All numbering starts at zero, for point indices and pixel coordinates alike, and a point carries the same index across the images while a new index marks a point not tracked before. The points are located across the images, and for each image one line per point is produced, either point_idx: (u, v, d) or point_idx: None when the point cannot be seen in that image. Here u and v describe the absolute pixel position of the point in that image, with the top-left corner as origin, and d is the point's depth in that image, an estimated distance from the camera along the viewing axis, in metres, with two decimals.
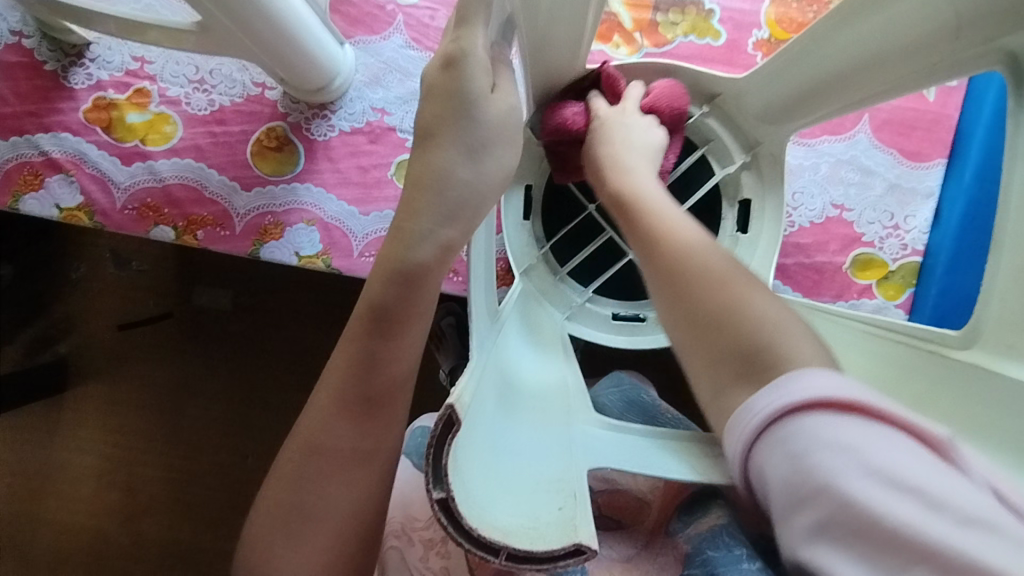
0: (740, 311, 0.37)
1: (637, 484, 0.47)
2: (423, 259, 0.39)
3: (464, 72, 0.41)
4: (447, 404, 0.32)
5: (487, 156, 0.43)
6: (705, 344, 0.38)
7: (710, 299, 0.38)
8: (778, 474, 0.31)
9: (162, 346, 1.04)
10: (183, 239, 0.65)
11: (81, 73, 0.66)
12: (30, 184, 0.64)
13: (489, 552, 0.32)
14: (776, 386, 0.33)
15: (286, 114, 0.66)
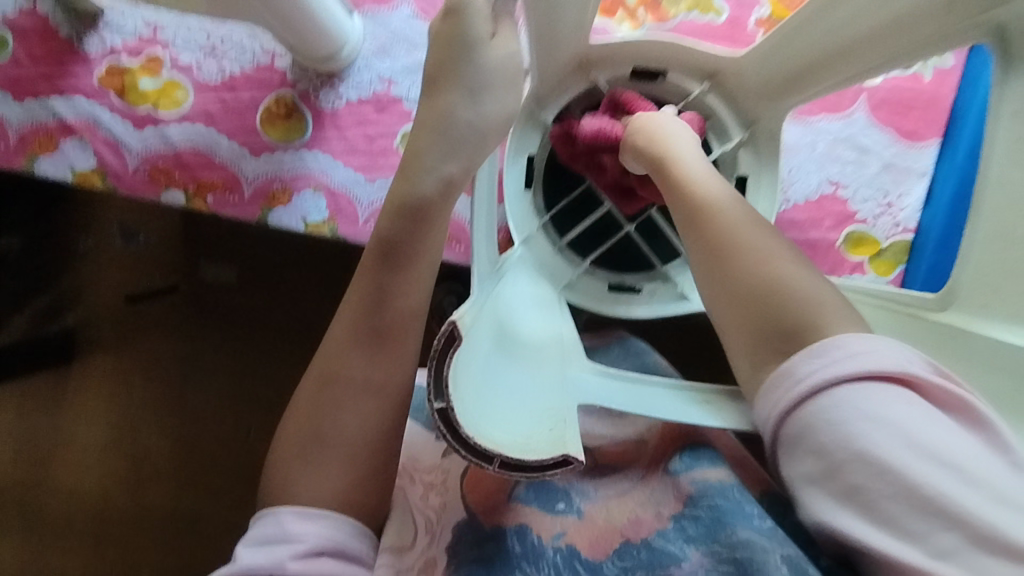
0: (784, 285, 0.40)
1: (632, 431, 0.49)
2: (427, 194, 0.44)
3: (464, 22, 0.44)
4: (446, 322, 0.36)
5: (486, 98, 0.46)
6: (749, 320, 0.40)
7: (753, 274, 0.41)
8: (813, 439, 0.35)
9: (168, 319, 1.07)
10: (193, 203, 0.67)
11: (95, 38, 0.67)
12: (44, 146, 0.66)
13: (484, 460, 0.37)
14: (822, 350, 0.36)
15: (295, 83, 0.67)
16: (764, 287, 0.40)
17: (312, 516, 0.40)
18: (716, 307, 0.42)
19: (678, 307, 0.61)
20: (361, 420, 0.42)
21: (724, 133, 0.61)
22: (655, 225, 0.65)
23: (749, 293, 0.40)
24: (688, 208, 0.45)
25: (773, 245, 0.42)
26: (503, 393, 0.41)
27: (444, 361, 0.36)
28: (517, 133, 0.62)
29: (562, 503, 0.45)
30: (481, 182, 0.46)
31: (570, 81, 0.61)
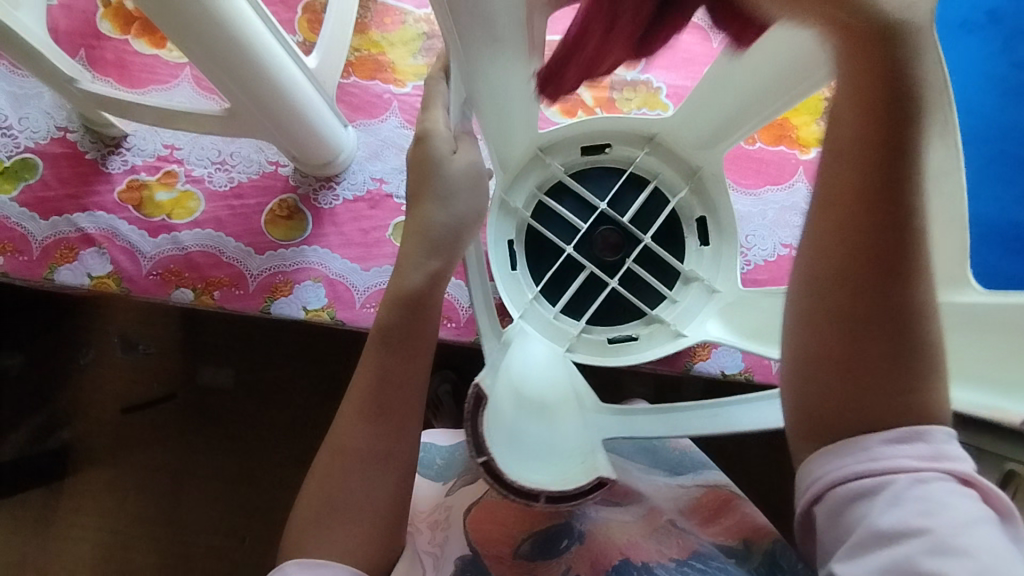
0: (906, 354, 0.35)
1: (639, 482, 0.57)
2: (416, 285, 0.48)
3: (431, 144, 0.51)
4: (474, 385, 0.45)
5: (455, 202, 0.51)
6: (855, 396, 0.36)
7: (882, 357, 0.35)
8: (875, 511, 0.34)
9: (165, 427, 1.08)
10: (201, 299, 0.73)
11: (118, 160, 0.75)
12: (65, 257, 0.72)
13: (531, 498, 0.45)
14: (913, 437, 0.35)
15: (296, 187, 0.75)
16: (893, 352, 0.35)
17: (313, 564, 0.41)
18: (821, 366, 0.36)
19: (677, 344, 0.66)
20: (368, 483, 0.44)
21: (673, 184, 0.69)
22: (636, 274, 0.70)
23: (872, 357, 0.35)
24: (864, 233, 0.34)
25: (918, 301, 0.36)
26: (533, 439, 0.49)
27: (478, 420, 0.45)
28: (495, 220, 0.68)
29: (566, 538, 0.50)
30: (470, 263, 0.54)
31: (528, 168, 0.69)
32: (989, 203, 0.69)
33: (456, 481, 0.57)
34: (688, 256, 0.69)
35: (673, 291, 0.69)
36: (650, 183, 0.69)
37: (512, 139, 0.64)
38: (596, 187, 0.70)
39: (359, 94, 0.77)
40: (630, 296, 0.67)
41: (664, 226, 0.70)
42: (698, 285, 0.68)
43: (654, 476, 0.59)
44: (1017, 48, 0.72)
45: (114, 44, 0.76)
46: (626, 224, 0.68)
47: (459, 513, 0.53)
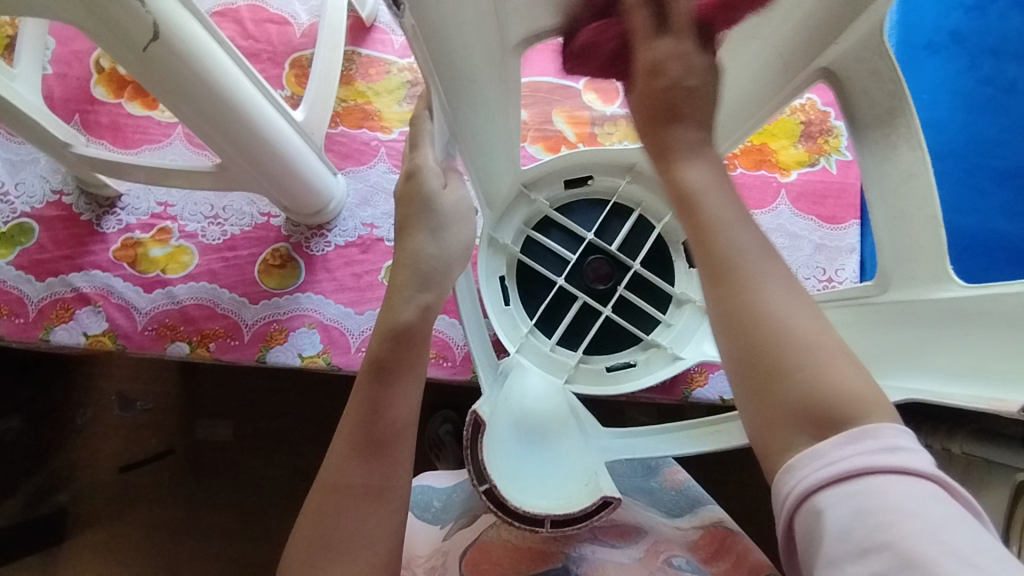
0: (810, 360, 0.35)
1: (637, 519, 0.56)
2: (408, 319, 0.47)
3: (421, 178, 0.49)
4: (472, 410, 0.48)
5: (447, 235, 0.51)
6: (775, 410, 0.35)
7: (793, 366, 0.35)
8: (837, 522, 0.31)
9: (164, 483, 1.07)
10: (197, 352, 0.73)
11: (112, 219, 0.76)
12: (61, 317, 0.73)
13: (537, 523, 0.47)
14: (857, 436, 0.32)
15: (288, 236, 0.76)
16: (776, 359, 0.35)
17: None
18: (744, 391, 0.36)
19: (674, 367, 0.67)
20: (362, 517, 0.44)
21: (658, 211, 0.70)
22: (627, 301, 0.70)
23: (773, 366, 0.35)
24: (704, 263, 0.38)
25: (801, 307, 0.36)
26: (530, 471, 0.51)
27: (478, 448, 0.48)
28: (485, 257, 0.69)
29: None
30: (462, 294, 0.55)
31: (514, 204, 0.70)
32: (970, 214, 0.70)
33: (454, 523, 0.56)
34: (678, 277, 0.70)
35: (667, 315, 0.69)
36: (634, 212, 0.70)
37: (498, 178, 0.65)
38: (581, 219, 0.71)
39: (347, 142, 0.79)
40: (624, 323, 0.67)
41: (652, 251, 0.71)
42: (691, 307, 0.68)
43: (652, 514, 0.57)
44: (983, 65, 0.74)
45: (108, 108, 0.78)
46: (617, 252, 0.69)
47: (459, 554, 0.53)
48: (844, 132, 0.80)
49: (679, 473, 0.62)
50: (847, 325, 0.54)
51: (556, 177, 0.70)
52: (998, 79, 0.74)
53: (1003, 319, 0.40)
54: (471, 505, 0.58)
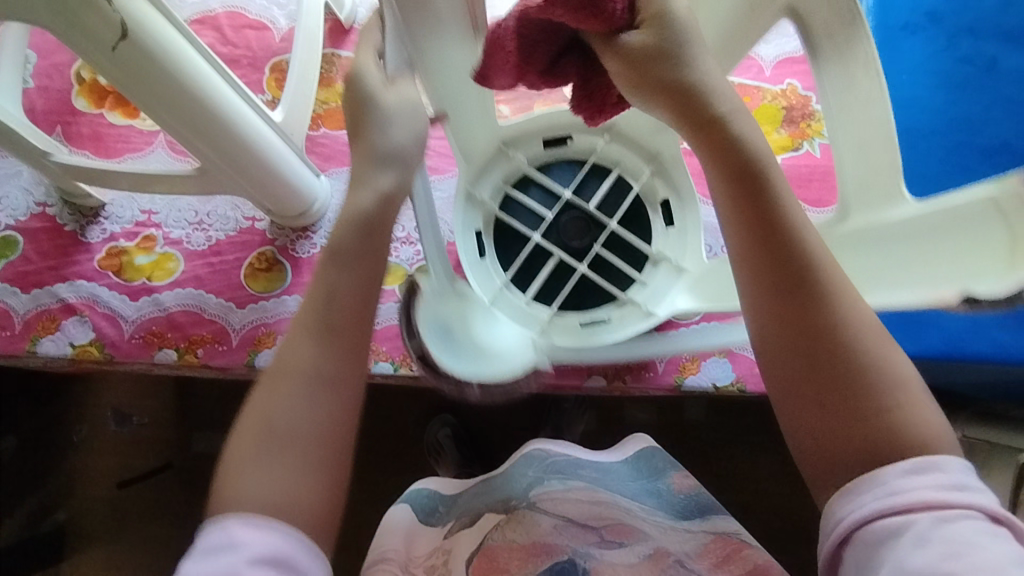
0: (878, 390, 0.38)
1: (641, 522, 0.56)
2: (366, 206, 0.47)
3: (361, 79, 0.48)
4: (409, 275, 0.56)
5: (391, 131, 0.48)
6: (839, 432, 0.38)
7: (861, 394, 0.38)
8: (897, 551, 0.34)
9: (162, 497, 1.07)
10: (185, 358, 0.73)
11: (97, 229, 0.76)
12: (47, 328, 0.72)
13: (467, 383, 0.54)
14: (925, 468, 0.36)
15: (273, 240, 0.76)
16: (851, 383, 0.38)
17: (258, 523, 0.38)
18: (803, 408, 0.39)
19: (649, 322, 0.64)
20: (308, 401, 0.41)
21: (635, 169, 0.70)
22: (605, 259, 0.70)
23: (836, 390, 0.39)
24: (783, 271, 0.40)
25: (872, 335, 0.39)
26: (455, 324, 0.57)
27: (416, 312, 0.55)
28: (462, 212, 0.69)
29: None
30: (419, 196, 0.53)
31: (492, 162, 0.70)
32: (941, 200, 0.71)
33: (455, 523, 0.58)
34: (655, 238, 0.69)
35: (643, 274, 0.68)
36: (611, 171, 0.70)
37: (473, 130, 0.66)
38: (560, 177, 0.71)
39: (329, 144, 0.79)
40: (598, 279, 0.66)
41: (630, 212, 0.70)
42: (667, 266, 0.68)
43: (659, 518, 0.57)
44: (961, 44, 0.74)
45: (89, 118, 0.78)
46: (592, 208, 0.68)
47: (463, 556, 0.54)
48: None
49: (689, 477, 0.60)
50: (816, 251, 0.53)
51: (533, 132, 0.70)
52: (979, 55, 0.73)
53: (952, 226, 0.40)
54: (473, 505, 0.59)
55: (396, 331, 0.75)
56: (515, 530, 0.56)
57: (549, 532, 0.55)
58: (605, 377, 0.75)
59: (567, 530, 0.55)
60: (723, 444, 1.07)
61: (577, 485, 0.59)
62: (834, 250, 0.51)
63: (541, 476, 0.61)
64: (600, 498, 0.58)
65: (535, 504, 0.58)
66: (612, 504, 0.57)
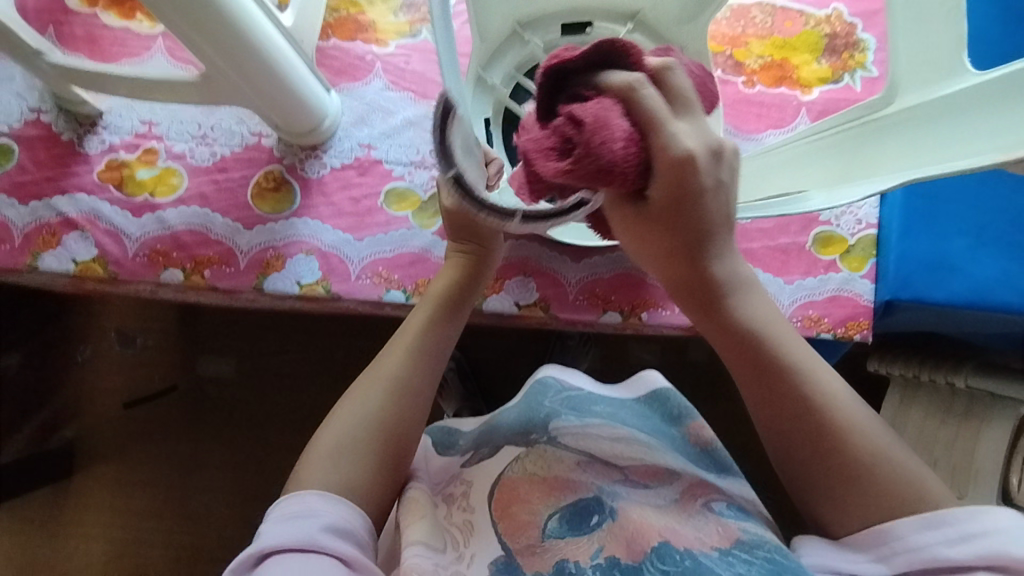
0: (879, 470, 0.49)
1: (664, 463, 0.54)
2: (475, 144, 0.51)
3: None
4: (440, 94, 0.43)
5: None
6: (863, 509, 0.49)
7: (872, 483, 0.49)
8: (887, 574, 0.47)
9: (170, 418, 1.09)
10: (192, 280, 0.71)
11: (95, 139, 0.72)
12: (48, 243, 0.70)
13: (507, 217, 0.47)
14: (935, 524, 0.46)
15: (281, 158, 0.73)
16: (857, 470, 0.49)
17: (332, 498, 0.48)
18: (832, 504, 0.50)
19: None
20: (402, 367, 0.55)
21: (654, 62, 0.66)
22: None
23: (852, 480, 0.50)
24: (771, 405, 0.53)
25: (871, 430, 0.51)
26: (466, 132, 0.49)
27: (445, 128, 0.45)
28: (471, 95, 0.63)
29: (597, 513, 0.48)
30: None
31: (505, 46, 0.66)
32: None
33: (474, 454, 0.58)
34: None
35: None
36: None
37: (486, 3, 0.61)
38: None
39: (340, 57, 0.74)
40: None
41: None
42: None
43: (679, 457, 0.57)
44: None
45: (83, 18, 0.73)
46: None
47: (481, 493, 0.52)
48: (871, 47, 0.75)
49: (704, 428, 0.62)
50: (853, 141, 0.54)
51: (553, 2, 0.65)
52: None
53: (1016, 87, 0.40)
54: (494, 437, 0.58)
55: (406, 259, 0.71)
56: (535, 464, 0.53)
57: (573, 468, 0.52)
58: (621, 313, 0.73)
59: (590, 467, 0.53)
60: (724, 387, 1.08)
61: (596, 423, 0.58)
62: (878, 134, 0.51)
63: (558, 409, 0.60)
64: (622, 435, 0.57)
65: (554, 438, 0.56)
66: (634, 441, 0.57)
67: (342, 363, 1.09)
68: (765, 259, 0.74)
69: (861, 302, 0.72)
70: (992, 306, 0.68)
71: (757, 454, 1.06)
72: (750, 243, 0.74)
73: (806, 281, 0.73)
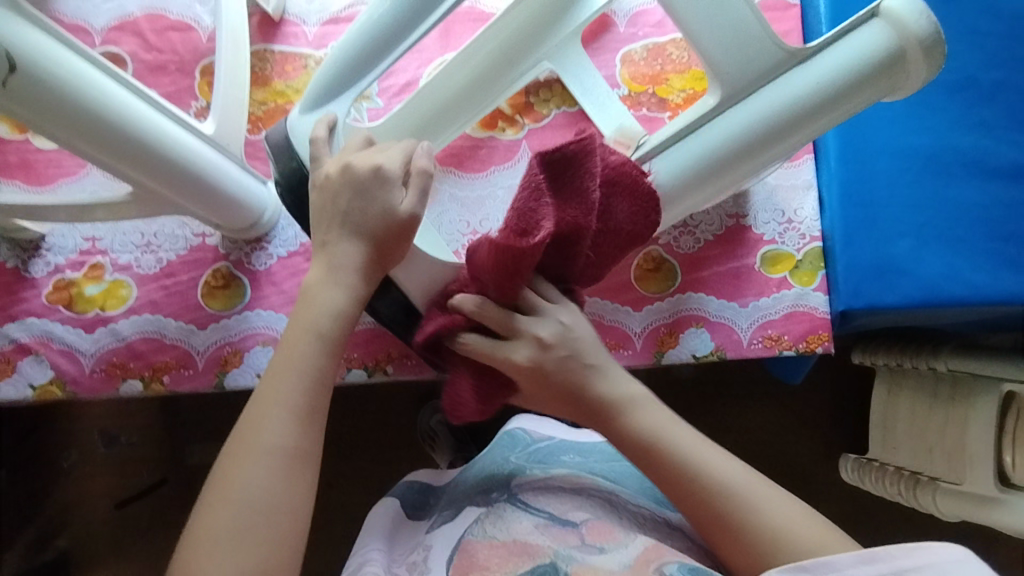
0: (762, 514, 0.50)
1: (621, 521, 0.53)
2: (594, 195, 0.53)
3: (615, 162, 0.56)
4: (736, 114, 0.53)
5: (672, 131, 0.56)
6: (763, 551, 0.49)
7: (761, 531, 0.50)
8: None
9: (163, 514, 1.08)
10: (152, 387, 0.71)
11: (40, 262, 0.72)
12: (3, 371, 0.70)
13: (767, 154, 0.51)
14: (869, 558, 0.43)
15: (227, 254, 0.73)
16: (747, 516, 0.50)
17: None
18: (737, 552, 0.50)
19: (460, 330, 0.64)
20: (290, 430, 0.48)
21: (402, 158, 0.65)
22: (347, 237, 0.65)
23: (748, 528, 0.50)
24: (670, 478, 0.53)
25: (747, 482, 0.52)
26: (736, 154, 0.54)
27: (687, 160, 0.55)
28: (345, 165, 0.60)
29: None
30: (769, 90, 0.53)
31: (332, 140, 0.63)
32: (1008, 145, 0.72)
33: (438, 518, 0.58)
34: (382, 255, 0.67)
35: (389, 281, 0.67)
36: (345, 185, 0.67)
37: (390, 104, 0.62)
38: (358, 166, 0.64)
39: None
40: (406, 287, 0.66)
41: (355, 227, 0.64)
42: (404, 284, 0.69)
43: (642, 500, 0.59)
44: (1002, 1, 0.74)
45: (15, 145, 0.73)
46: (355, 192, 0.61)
47: (441, 560, 0.51)
48: None
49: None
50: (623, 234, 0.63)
51: (370, 63, 0.55)
52: (1013, 17, 0.74)
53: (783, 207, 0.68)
54: (457, 499, 0.59)
55: (363, 337, 0.73)
56: (494, 525, 0.52)
57: (531, 530, 0.51)
58: None
59: (548, 530, 0.51)
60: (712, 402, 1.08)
61: (561, 473, 0.59)
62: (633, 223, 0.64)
63: (525, 464, 0.61)
64: (583, 484, 0.58)
65: (515, 495, 0.56)
66: (596, 490, 0.57)
67: (330, 432, 1.08)
68: (719, 285, 0.74)
69: (817, 315, 0.73)
70: (946, 301, 0.69)
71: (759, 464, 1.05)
72: (701, 271, 0.75)
73: (761, 302, 0.73)
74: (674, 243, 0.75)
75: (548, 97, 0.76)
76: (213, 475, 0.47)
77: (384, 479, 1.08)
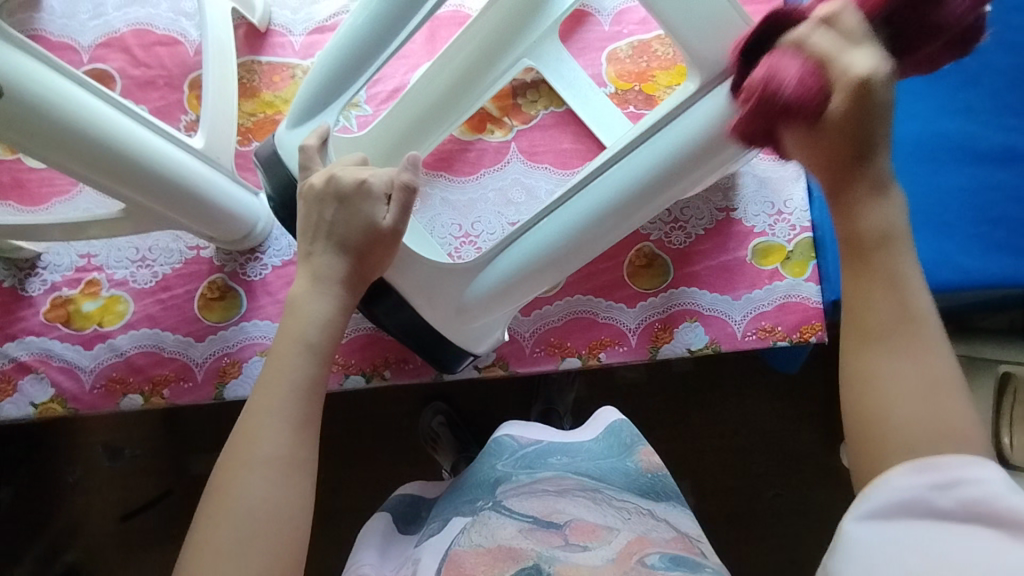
0: (941, 394, 0.40)
1: (608, 517, 0.54)
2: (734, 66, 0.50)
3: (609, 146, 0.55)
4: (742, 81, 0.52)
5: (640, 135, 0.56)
6: (937, 427, 0.39)
7: (937, 405, 0.40)
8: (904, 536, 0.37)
9: (170, 524, 1.09)
10: (152, 401, 0.71)
11: (36, 280, 0.73)
12: (5, 391, 0.70)
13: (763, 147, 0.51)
14: (924, 466, 0.38)
15: (222, 266, 0.74)
16: (916, 395, 0.40)
17: None
18: (908, 419, 0.40)
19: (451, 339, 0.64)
20: (281, 440, 0.48)
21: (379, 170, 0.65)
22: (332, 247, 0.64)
23: (921, 403, 0.40)
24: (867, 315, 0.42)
25: (936, 346, 0.42)
26: (638, 193, 0.55)
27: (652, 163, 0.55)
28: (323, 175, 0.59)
29: None
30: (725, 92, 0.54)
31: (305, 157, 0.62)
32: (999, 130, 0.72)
33: (425, 530, 0.59)
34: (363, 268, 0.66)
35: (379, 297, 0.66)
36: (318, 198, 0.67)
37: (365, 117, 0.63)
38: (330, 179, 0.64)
39: None
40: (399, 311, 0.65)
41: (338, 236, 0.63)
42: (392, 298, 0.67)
43: (629, 495, 0.59)
44: None
45: (8, 165, 0.74)
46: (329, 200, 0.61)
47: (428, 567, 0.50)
48: None
49: (654, 454, 0.64)
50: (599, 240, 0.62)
51: (352, 75, 0.56)
52: (995, 1, 0.74)
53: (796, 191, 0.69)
54: (445, 512, 0.59)
55: (360, 343, 0.73)
56: (479, 533, 0.52)
57: (515, 535, 0.51)
58: (580, 356, 0.74)
59: (533, 534, 0.52)
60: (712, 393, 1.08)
61: (546, 476, 0.60)
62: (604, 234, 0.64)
63: (511, 471, 0.62)
64: (566, 487, 0.58)
65: (500, 502, 0.56)
66: (580, 490, 0.58)
67: (333, 436, 1.08)
68: (711, 279, 0.75)
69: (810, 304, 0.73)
70: (938, 287, 0.69)
71: (761, 452, 1.06)
72: (694, 265, 0.75)
73: (753, 294, 0.74)
74: (665, 238, 0.76)
75: (536, 98, 0.77)
76: (208, 491, 0.48)
77: (388, 481, 1.08)
